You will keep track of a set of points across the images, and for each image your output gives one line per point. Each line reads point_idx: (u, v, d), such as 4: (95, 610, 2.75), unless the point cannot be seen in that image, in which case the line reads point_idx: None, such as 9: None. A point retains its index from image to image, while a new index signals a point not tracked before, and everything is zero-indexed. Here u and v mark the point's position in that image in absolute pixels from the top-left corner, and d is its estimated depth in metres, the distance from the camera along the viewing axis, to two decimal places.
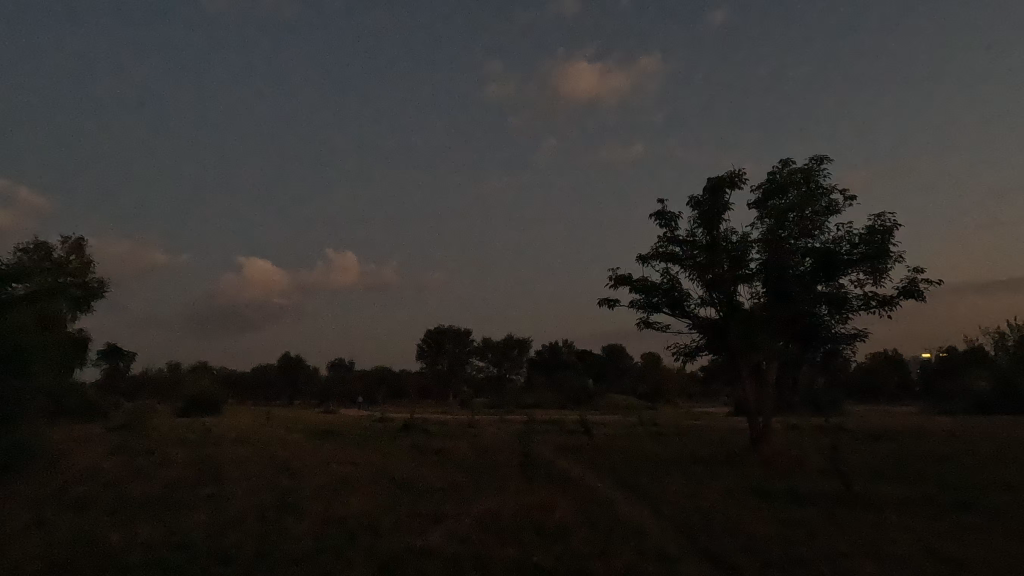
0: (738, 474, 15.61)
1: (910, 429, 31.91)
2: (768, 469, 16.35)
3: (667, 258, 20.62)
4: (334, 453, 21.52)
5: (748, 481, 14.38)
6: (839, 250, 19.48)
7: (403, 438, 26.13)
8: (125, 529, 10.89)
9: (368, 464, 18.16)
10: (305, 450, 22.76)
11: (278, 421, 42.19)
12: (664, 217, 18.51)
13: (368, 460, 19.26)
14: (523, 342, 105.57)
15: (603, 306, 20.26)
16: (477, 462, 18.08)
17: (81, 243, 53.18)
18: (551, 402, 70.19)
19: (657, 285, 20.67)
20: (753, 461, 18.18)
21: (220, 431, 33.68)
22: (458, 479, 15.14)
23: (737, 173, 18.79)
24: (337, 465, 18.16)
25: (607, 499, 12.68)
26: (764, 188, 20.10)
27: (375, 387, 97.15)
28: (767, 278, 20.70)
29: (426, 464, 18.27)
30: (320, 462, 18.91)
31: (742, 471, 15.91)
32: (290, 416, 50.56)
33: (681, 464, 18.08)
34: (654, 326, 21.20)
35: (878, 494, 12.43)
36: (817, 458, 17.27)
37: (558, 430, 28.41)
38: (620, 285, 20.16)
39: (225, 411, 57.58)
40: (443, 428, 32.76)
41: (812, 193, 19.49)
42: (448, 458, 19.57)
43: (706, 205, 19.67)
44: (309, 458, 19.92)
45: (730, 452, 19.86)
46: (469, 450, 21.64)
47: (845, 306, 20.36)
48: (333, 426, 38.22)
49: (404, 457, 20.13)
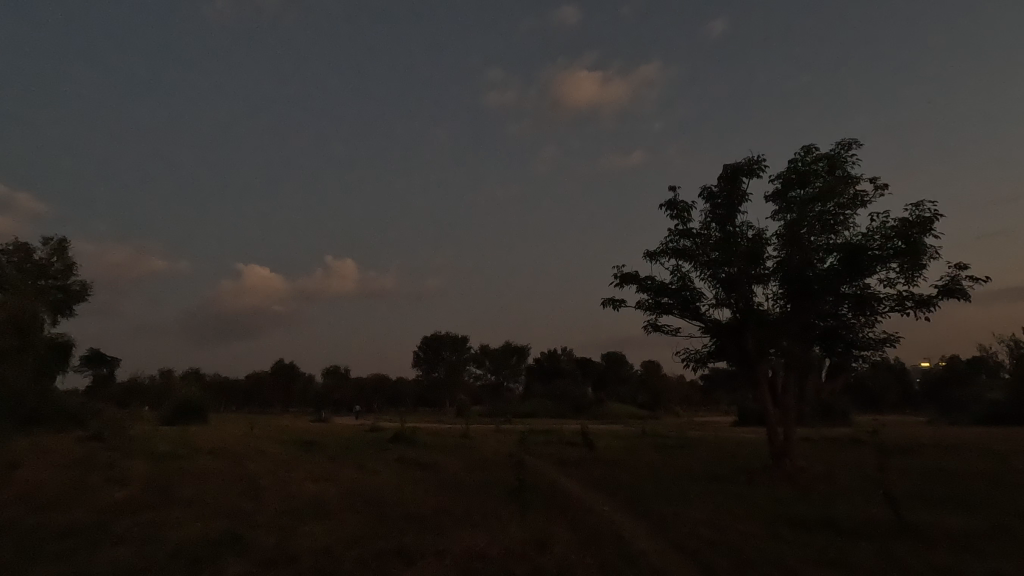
0: (762, 497, 13.80)
1: (931, 441, 30.06)
2: (793, 490, 14.56)
3: (677, 254, 18.83)
4: (313, 469, 19.66)
5: (776, 507, 12.55)
6: (867, 245, 17.70)
7: (391, 451, 24.28)
8: (31, 571, 9.02)
9: (345, 485, 16.28)
10: (282, 465, 20.89)
11: (263, 431, 40.12)
12: (675, 207, 16.72)
13: (347, 478, 17.39)
14: (522, 349, 103.68)
15: (606, 307, 18.43)
16: (467, 482, 16.26)
17: (63, 245, 51.16)
18: (549, 412, 68.11)
19: (666, 285, 18.84)
20: (774, 480, 16.38)
21: (198, 442, 31.63)
22: (445, 503, 13.31)
23: (756, 159, 17.08)
24: (310, 485, 16.31)
25: (613, 531, 10.88)
26: (784, 178, 18.37)
27: (370, 396, 94.97)
28: (787, 277, 18.87)
29: (410, 484, 16.41)
30: (293, 480, 17.06)
31: (765, 494, 14.08)
32: (279, 425, 48.36)
33: (695, 483, 16.20)
34: (662, 329, 19.35)
35: (935, 525, 10.59)
36: (847, 479, 15.41)
37: (557, 443, 26.50)
38: (626, 283, 18.33)
39: (212, 419, 55.34)
40: (435, 440, 30.79)
41: (838, 183, 17.71)
42: (438, 475, 17.77)
43: (722, 195, 17.94)
44: (283, 475, 18.07)
45: (747, 469, 18.05)
46: (460, 466, 19.80)
47: (873, 308, 18.52)
48: (320, 437, 36.24)
49: (389, 475, 18.27)
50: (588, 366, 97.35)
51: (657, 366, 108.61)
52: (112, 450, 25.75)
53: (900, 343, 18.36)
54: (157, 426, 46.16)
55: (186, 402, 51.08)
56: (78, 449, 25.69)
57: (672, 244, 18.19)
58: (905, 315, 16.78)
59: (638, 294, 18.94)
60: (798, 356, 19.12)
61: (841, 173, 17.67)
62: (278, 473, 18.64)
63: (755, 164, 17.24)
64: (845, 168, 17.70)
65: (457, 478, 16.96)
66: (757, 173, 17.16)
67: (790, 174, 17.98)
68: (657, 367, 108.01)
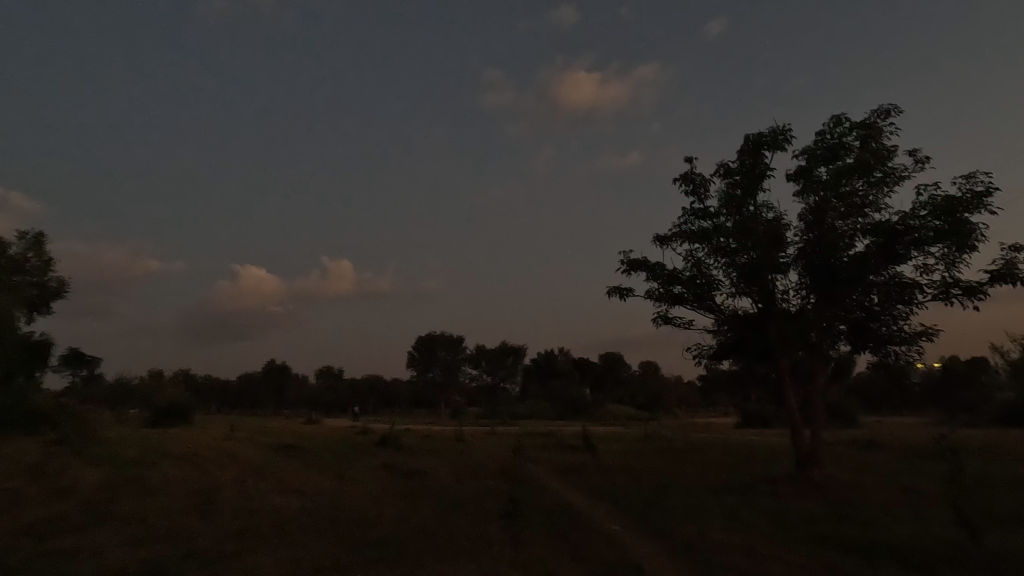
0: (795, 517, 12.00)
1: (952, 444, 28.30)
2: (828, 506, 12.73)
3: (690, 238, 16.96)
4: (286, 477, 17.74)
5: (818, 531, 10.72)
6: (904, 227, 15.83)
7: (376, 457, 22.34)
8: None
9: (318, 497, 14.36)
10: (255, 472, 18.96)
11: (246, 434, 38.04)
12: (690, 181, 14.84)
13: (323, 489, 15.51)
14: (519, 349, 101.56)
15: (612, 296, 16.55)
16: (459, 495, 14.43)
17: (39, 240, 48.74)
18: (546, 413, 66.24)
19: (678, 272, 16.95)
20: (802, 493, 14.60)
21: (173, 446, 29.61)
22: (430, 523, 11.43)
23: (782, 128, 15.18)
24: (280, 496, 14.45)
25: (629, 561, 9.04)
26: (809, 152, 16.48)
27: (364, 397, 92.84)
28: (813, 264, 17.00)
29: (392, 496, 14.56)
30: (261, 491, 15.15)
31: (795, 512, 12.34)
32: (265, 428, 46.30)
33: (712, 496, 14.38)
34: (674, 322, 17.49)
35: (1013, 555, 8.85)
36: (883, 494, 13.65)
37: (555, 446, 24.67)
38: (635, 270, 16.46)
39: (197, 422, 53.12)
40: (425, 443, 28.87)
41: (872, 156, 15.76)
42: (425, 486, 15.92)
43: (742, 171, 16.03)
44: (251, 485, 16.18)
45: (768, 478, 16.26)
46: (450, 474, 17.93)
47: (907, 297, 16.69)
48: (304, 440, 34.29)
49: (370, 485, 16.37)
50: (586, 367, 95.44)
51: (656, 367, 106.88)
52: (73, 454, 23.62)
53: (940, 336, 16.53)
54: (136, 429, 43.98)
55: (170, 403, 48.90)
56: (35, 452, 23.61)
57: (686, 226, 16.28)
58: (948, 303, 14.94)
59: (647, 282, 17.07)
60: (825, 351, 17.27)
61: (875, 145, 15.77)
62: (246, 482, 16.74)
63: (780, 135, 15.35)
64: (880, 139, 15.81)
65: (445, 491, 15.06)
66: (783, 143, 15.26)
67: (817, 147, 16.08)
68: (657, 368, 106.25)
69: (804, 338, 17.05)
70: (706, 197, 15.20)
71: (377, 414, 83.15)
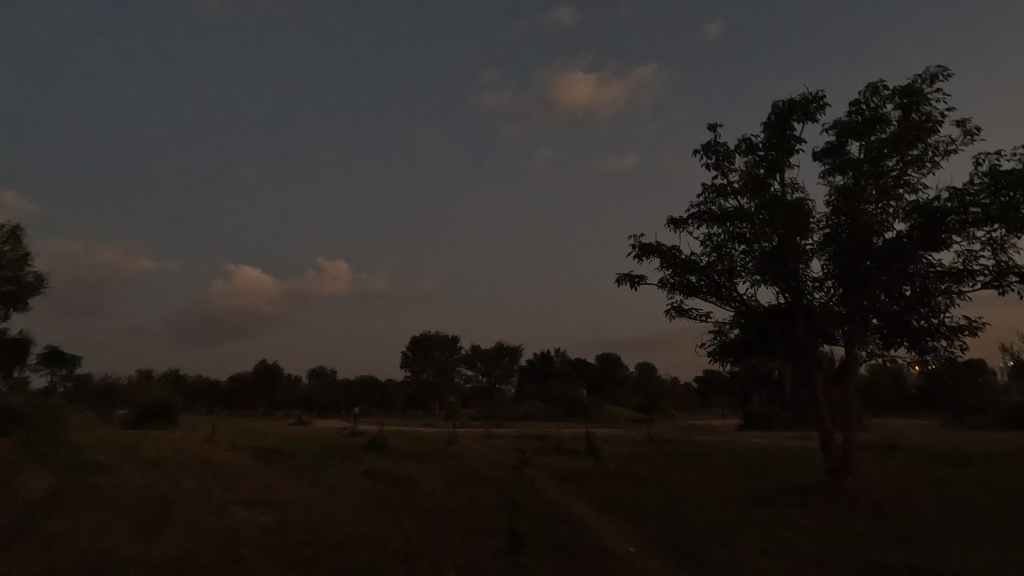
0: (835, 543, 10.49)
1: (974, 447, 26.77)
2: (866, 531, 11.24)
3: (708, 221, 15.29)
4: (260, 485, 16.05)
5: (865, 566, 9.20)
6: (948, 207, 14.23)
7: (362, 461, 20.68)
8: None
9: (294, 510, 12.70)
10: (227, 479, 17.26)
11: (229, 435, 36.15)
12: (713, 153, 13.10)
13: (300, 500, 13.83)
14: (514, 350, 99.94)
15: (622, 284, 14.91)
16: (452, 509, 12.83)
17: (16, 233, 43.63)
18: (543, 415, 64.55)
19: (694, 259, 15.27)
20: (834, 507, 13.14)
21: (147, 448, 27.73)
22: (416, 546, 9.84)
23: (816, 94, 13.56)
24: (248, 510, 12.75)
25: None
26: (841, 126, 14.90)
27: (358, 397, 90.89)
28: (844, 250, 15.35)
29: (377, 509, 12.91)
30: (228, 503, 13.47)
31: (831, 537, 10.82)
32: (252, 429, 44.30)
33: (733, 510, 12.83)
34: (689, 314, 15.85)
35: None
36: (928, 519, 12.12)
37: (556, 450, 23.03)
38: (648, 255, 14.80)
39: (182, 422, 50.96)
40: (417, 447, 27.18)
41: (913, 128, 14.14)
42: (415, 496, 14.31)
43: (769, 145, 14.37)
44: (219, 496, 14.45)
45: (795, 488, 14.72)
46: (440, 483, 16.27)
47: (949, 286, 15.05)
48: (289, 443, 32.51)
49: (350, 495, 14.71)
50: (582, 368, 93.94)
51: (652, 369, 105.80)
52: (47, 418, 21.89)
53: (985, 331, 14.90)
54: (116, 430, 41.77)
55: (154, 402, 46.69)
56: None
57: (705, 205, 14.57)
58: (1003, 291, 13.30)
59: (660, 270, 15.39)
60: (856, 346, 15.61)
61: (917, 116, 14.20)
62: (212, 493, 15.01)
63: (813, 103, 13.68)
64: (920, 111, 14.26)
65: (437, 503, 13.45)
66: (818, 111, 13.63)
67: (851, 119, 14.48)
68: (653, 369, 105.16)
69: (835, 332, 15.39)
70: (730, 171, 13.51)
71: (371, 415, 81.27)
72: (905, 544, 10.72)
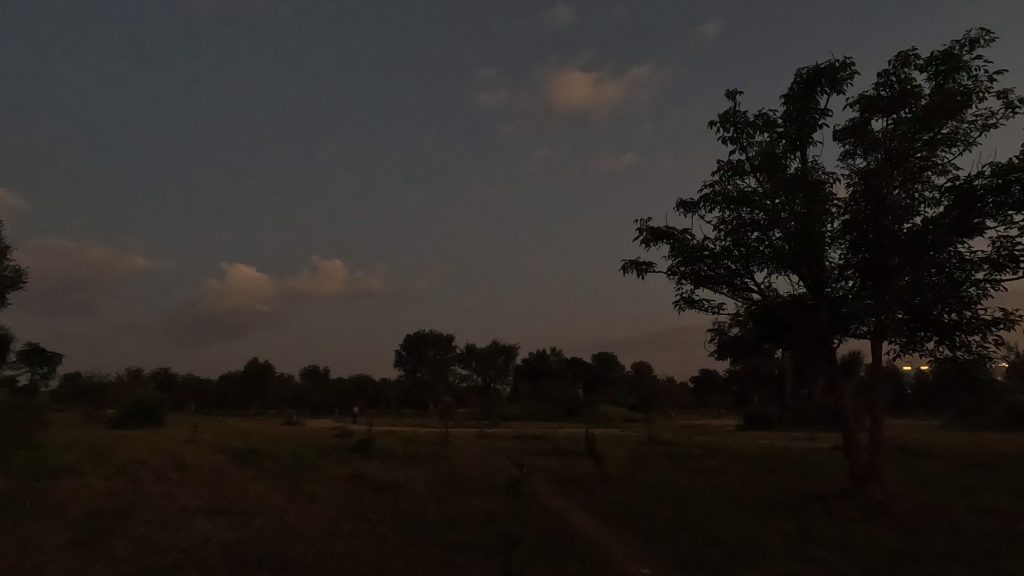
0: (865, 566, 9.38)
1: (987, 449, 25.75)
2: (900, 551, 10.14)
3: (721, 205, 14.09)
4: (232, 493, 14.73)
5: None
6: (985, 188, 13.04)
7: (347, 464, 19.43)
8: None
9: (266, 522, 11.44)
10: (199, 485, 15.96)
11: (213, 436, 34.68)
12: (732, 124, 11.88)
13: (273, 510, 12.54)
14: (509, 349, 98.63)
15: (628, 272, 13.67)
16: (442, 520, 11.60)
17: None
18: (538, 415, 63.37)
19: (707, 245, 14.02)
20: (857, 515, 12.08)
21: (121, 449, 26.30)
22: (395, 569, 8.64)
23: (843, 62, 12.36)
24: (214, 521, 11.45)
25: None
26: (866, 101, 13.70)
27: (350, 397, 89.38)
28: (869, 236, 14.14)
29: (357, 521, 11.64)
30: (192, 513, 12.17)
31: (860, 558, 9.72)
32: (238, 429, 42.78)
33: (749, 521, 11.69)
34: (700, 306, 14.69)
35: None
36: (964, 535, 11.03)
37: (553, 452, 21.85)
38: (656, 240, 13.60)
39: (169, 421, 49.46)
40: (406, 448, 25.95)
41: (948, 101, 12.96)
42: (401, 505, 13.04)
43: (789, 119, 13.16)
44: (184, 504, 13.15)
45: (815, 495, 13.59)
46: (429, 489, 15.04)
47: (984, 277, 13.83)
48: (273, 444, 31.23)
49: (328, 503, 13.49)
50: (578, 367, 92.79)
51: (648, 368, 104.84)
52: None
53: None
54: (97, 430, 39.92)
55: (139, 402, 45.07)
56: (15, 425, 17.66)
57: (719, 186, 13.37)
58: None
59: (670, 257, 14.16)
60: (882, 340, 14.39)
61: (952, 88, 12.99)
62: (178, 499, 13.76)
63: (839, 72, 12.48)
64: (956, 83, 13.06)
65: (424, 514, 12.22)
66: (846, 81, 12.41)
67: (880, 91, 13.26)
68: (649, 368, 104.25)
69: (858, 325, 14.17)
70: (748, 146, 12.32)
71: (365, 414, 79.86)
72: (948, 567, 9.60)
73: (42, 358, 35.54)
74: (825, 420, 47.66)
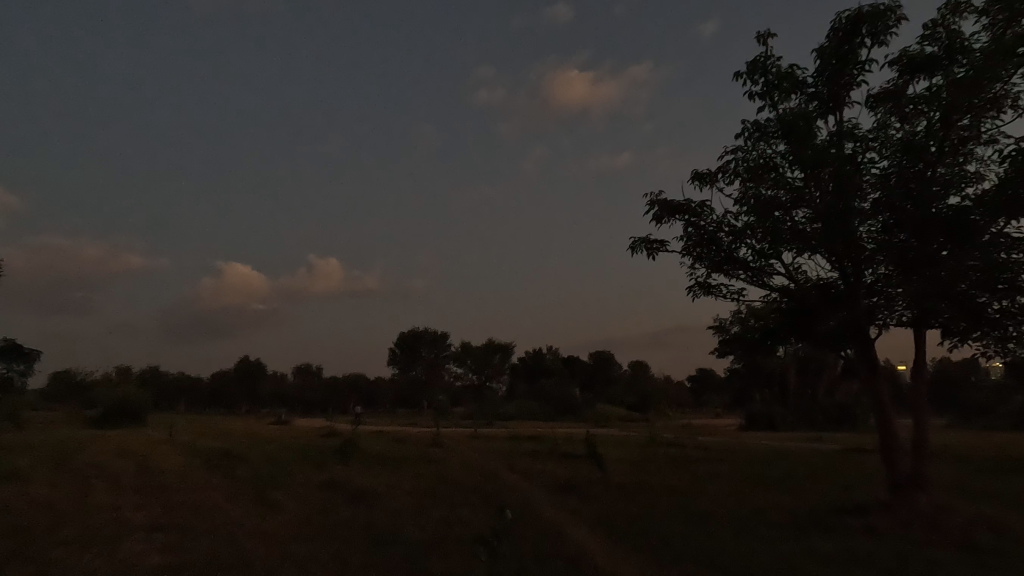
0: None
1: (1011, 451, 24.24)
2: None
3: (743, 177, 12.52)
4: (186, 502, 13.15)
5: None
6: None
7: (324, 468, 17.86)
8: None
9: (211, 542, 9.73)
10: (153, 492, 14.36)
11: (192, 436, 32.90)
12: (761, 71, 10.34)
13: (226, 526, 10.86)
14: (505, 347, 96.97)
15: (636, 252, 12.10)
16: (420, 540, 9.94)
17: None
18: (534, 414, 61.82)
19: (726, 221, 12.35)
20: (896, 532, 10.60)
21: (88, 450, 24.61)
22: None
23: (890, 6, 10.82)
24: (150, 542, 9.73)
25: None
26: (911, 57, 12.14)
27: (343, 395, 87.58)
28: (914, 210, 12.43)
29: (321, 539, 9.96)
30: (131, 530, 10.49)
31: None
32: (222, 429, 40.99)
33: (772, 539, 10.18)
34: (716, 292, 13.07)
35: None
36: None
37: (550, 454, 20.29)
38: (669, 215, 12.03)
39: (151, 419, 47.56)
40: (393, 449, 24.37)
41: (1007, 52, 11.37)
42: (375, 519, 11.40)
43: (824, 76, 11.62)
44: (125, 517, 11.44)
45: (848, 507, 11.99)
46: (409, 498, 13.48)
47: None
48: (254, 444, 29.53)
49: (293, 515, 11.92)
50: (575, 365, 91.27)
51: (646, 367, 103.36)
52: None
53: None
54: (74, 429, 38.16)
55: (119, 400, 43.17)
56: None
57: (742, 153, 11.80)
58: None
59: (684, 236, 12.52)
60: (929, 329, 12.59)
61: (1011, 40, 11.42)
62: (125, 511, 12.18)
63: (883, 16, 10.91)
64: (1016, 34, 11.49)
65: (399, 530, 10.66)
66: (891, 28, 10.90)
67: (925, 45, 11.69)
68: (646, 368, 102.75)
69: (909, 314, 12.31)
70: (777, 101, 10.81)
71: (358, 413, 78.18)
72: None
73: (19, 352, 33.59)
74: (828, 420, 46.24)
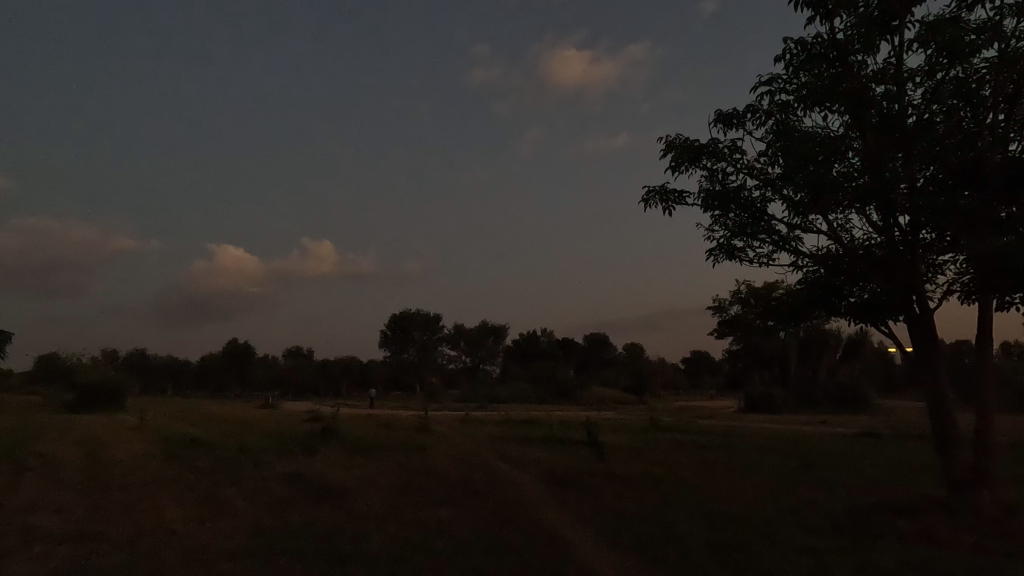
0: None
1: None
2: None
3: (775, 118, 10.60)
4: (123, 503, 11.35)
5: None
6: None
7: (294, 459, 16.12)
8: None
9: (128, 560, 7.94)
10: (91, 490, 12.54)
11: (167, 421, 31.02)
12: None
13: (156, 535, 9.07)
14: (498, 329, 95.34)
15: (651, 206, 10.25)
16: (387, 556, 8.11)
17: None
18: (529, 397, 60.32)
19: (755, 169, 10.40)
20: (956, 535, 8.94)
21: (45, 438, 22.62)
22: None
23: None
24: (50, 562, 7.87)
25: None
26: None
27: (334, 379, 85.82)
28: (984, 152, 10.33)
29: (265, 553, 8.23)
30: (34, 544, 8.63)
31: None
32: (203, 413, 39.07)
33: (809, 548, 8.51)
34: (742, 256, 11.18)
35: None
36: None
37: (544, 441, 18.59)
38: (688, 161, 10.14)
39: (131, 403, 45.58)
40: (375, 436, 22.68)
41: None
42: (338, 524, 9.68)
43: None
44: (39, 523, 9.66)
45: (895, 506, 10.29)
46: (381, 496, 11.72)
47: None
48: (228, 430, 27.66)
49: (242, 518, 10.16)
50: (569, 348, 90.01)
51: (640, 349, 102.37)
52: None
53: None
54: (45, 412, 36.08)
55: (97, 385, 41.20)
56: None
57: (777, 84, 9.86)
58: None
59: (704, 188, 10.66)
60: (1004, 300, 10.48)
61: None
62: (44, 515, 10.40)
63: None
64: None
65: (364, 538, 8.92)
66: None
67: None
68: (641, 350, 101.70)
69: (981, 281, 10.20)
70: (830, 13, 8.89)
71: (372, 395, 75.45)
72: None
73: None
74: (828, 402, 45.11)
